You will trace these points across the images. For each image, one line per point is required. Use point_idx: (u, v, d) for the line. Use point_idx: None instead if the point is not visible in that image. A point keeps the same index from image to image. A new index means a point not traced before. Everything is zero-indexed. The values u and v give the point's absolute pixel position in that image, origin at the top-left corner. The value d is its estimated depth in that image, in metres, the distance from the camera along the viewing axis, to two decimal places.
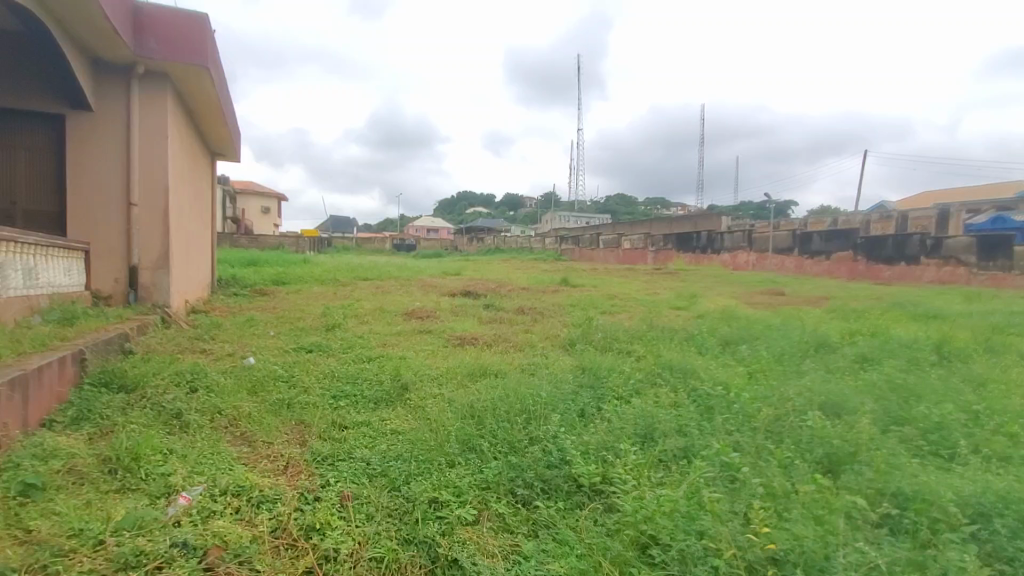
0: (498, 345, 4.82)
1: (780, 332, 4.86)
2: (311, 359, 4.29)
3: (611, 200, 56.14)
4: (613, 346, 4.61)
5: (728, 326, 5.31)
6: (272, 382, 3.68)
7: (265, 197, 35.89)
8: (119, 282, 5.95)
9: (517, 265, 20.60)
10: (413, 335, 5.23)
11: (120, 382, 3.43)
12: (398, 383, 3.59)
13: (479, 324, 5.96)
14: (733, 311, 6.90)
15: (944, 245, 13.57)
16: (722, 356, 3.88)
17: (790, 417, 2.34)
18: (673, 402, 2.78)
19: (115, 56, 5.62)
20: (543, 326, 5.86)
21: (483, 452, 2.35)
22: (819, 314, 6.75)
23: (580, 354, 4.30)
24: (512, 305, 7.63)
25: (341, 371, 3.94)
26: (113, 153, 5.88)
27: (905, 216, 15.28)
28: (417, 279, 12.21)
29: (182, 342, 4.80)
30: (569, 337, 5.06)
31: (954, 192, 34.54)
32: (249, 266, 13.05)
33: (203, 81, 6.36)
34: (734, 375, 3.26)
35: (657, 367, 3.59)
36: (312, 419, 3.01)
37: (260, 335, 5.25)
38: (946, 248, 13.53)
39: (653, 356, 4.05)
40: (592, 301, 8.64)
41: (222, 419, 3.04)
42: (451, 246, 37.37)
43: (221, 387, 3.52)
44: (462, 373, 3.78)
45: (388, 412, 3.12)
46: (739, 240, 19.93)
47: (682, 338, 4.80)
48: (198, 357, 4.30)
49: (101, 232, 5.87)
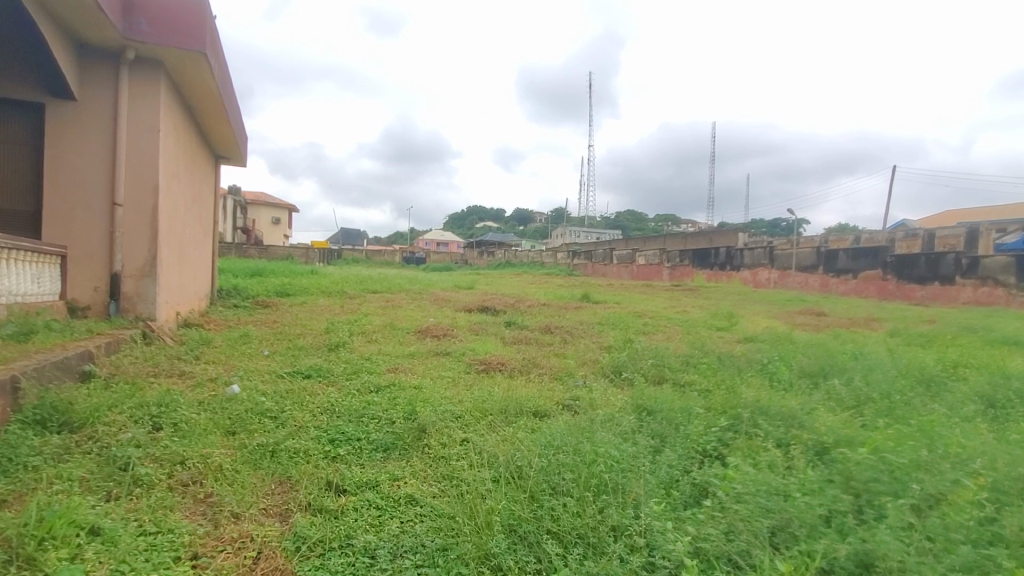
0: (530, 372, 4.07)
1: (868, 363, 4.04)
2: (308, 387, 3.55)
3: (623, 215, 55.77)
4: (670, 379, 3.82)
5: (799, 354, 4.50)
6: (255, 419, 2.95)
7: (276, 208, 35.64)
8: (100, 291, 5.29)
9: (529, 280, 19.80)
10: (428, 360, 4.47)
11: (62, 419, 2.76)
12: (414, 424, 2.85)
13: (504, 346, 5.19)
14: (790, 335, 6.07)
15: (981, 265, 12.77)
16: (819, 398, 3.08)
17: (1013, 517, 1.59)
18: (801, 470, 2.01)
19: (101, 38, 5.02)
20: (577, 349, 5.10)
21: (544, 551, 1.59)
22: (888, 340, 5.88)
23: (634, 387, 3.53)
24: (537, 324, 6.86)
25: (342, 405, 3.19)
26: (97, 147, 5.28)
27: (933, 235, 13.81)
28: (429, 292, 11.57)
29: (158, 362, 4.11)
30: (613, 363, 4.31)
31: (979, 211, 33.50)
32: (251, 276, 12.40)
33: (201, 71, 5.71)
34: (862, 430, 2.46)
35: (744, 411, 2.80)
36: (301, 476, 2.28)
37: (252, 354, 4.53)
38: (983, 268, 12.71)
39: (728, 393, 3.27)
40: (621, 320, 7.84)
41: (183, 475, 2.31)
42: (459, 260, 36.74)
43: (190, 426, 2.81)
44: (494, 413, 3.02)
45: (401, 468, 2.38)
46: (760, 257, 19.21)
47: (751, 370, 4.01)
48: (172, 384, 3.60)
49: (81, 234, 5.23)
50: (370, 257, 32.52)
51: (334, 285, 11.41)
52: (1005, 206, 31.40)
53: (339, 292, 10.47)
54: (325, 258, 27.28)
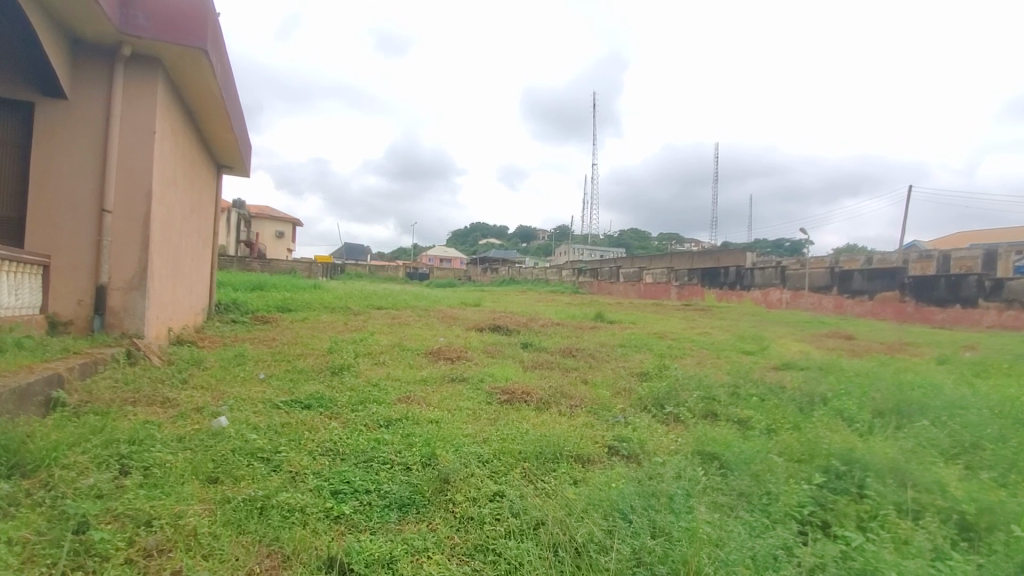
0: (559, 405, 3.57)
1: (950, 400, 3.52)
2: (307, 421, 3.05)
3: (626, 234, 55.59)
4: (724, 416, 3.33)
5: (864, 387, 3.98)
6: (244, 462, 2.46)
7: (281, 222, 35.33)
8: (83, 304, 4.83)
9: (536, 298, 19.28)
10: (442, 387, 3.97)
11: (11, 461, 2.28)
12: (434, 473, 2.34)
13: (524, 371, 4.69)
14: (835, 362, 5.53)
15: (1006, 287, 12.08)
16: (917, 446, 2.59)
17: None
18: (962, 562, 1.53)
19: (95, 32, 4.64)
20: (606, 376, 4.59)
21: None
22: (946, 371, 5.31)
23: (689, 429, 3.03)
24: (556, 346, 6.35)
25: (346, 444, 2.69)
26: (86, 149, 4.87)
27: None
28: (436, 309, 11.10)
29: (140, 387, 3.63)
30: (654, 394, 3.80)
31: (992, 235, 32.87)
32: (252, 290, 11.97)
33: (202, 71, 5.33)
34: (1004, 498, 1.97)
35: (837, 461, 2.32)
36: (295, 547, 1.78)
37: (246, 379, 4.04)
38: (1008, 290, 12.03)
39: (805, 435, 2.78)
40: (644, 342, 7.31)
41: (149, 541, 1.82)
42: (463, 276, 36.38)
43: (164, 472, 2.33)
44: (528, 458, 2.53)
45: (422, 535, 1.88)
46: (771, 277, 18.52)
47: (813, 405, 3.50)
48: (152, 414, 3.11)
49: (65, 242, 4.80)
50: (373, 272, 32.17)
51: (338, 301, 10.95)
52: (1016, 229, 30.66)
53: (343, 308, 10.00)
54: (328, 273, 26.83)
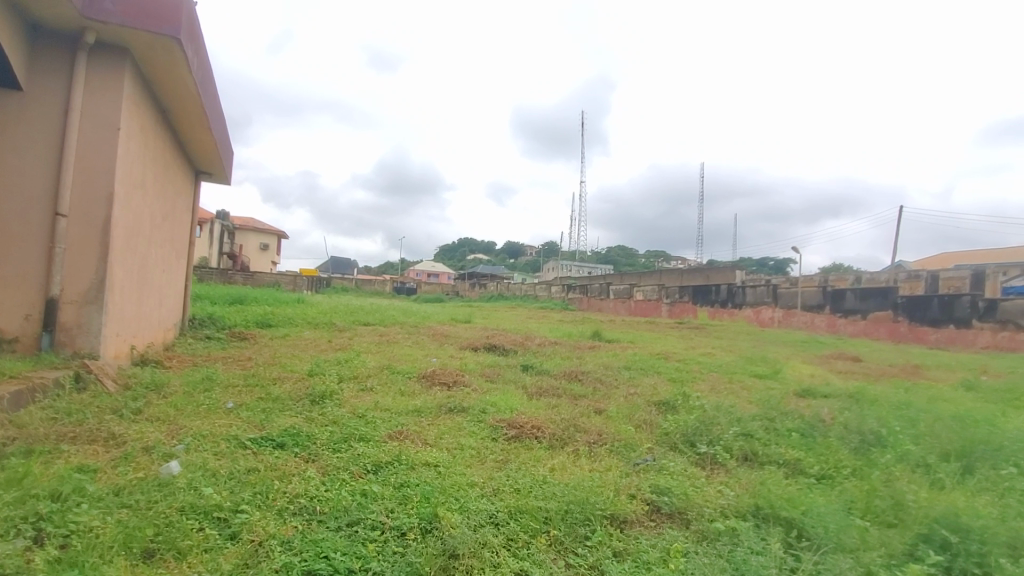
0: (577, 443, 3.08)
1: (1018, 440, 3.08)
2: (280, 466, 2.52)
3: (614, 250, 55.54)
4: (769, 459, 2.87)
5: (913, 422, 3.54)
6: (195, 529, 1.92)
7: (265, 233, 34.46)
8: (31, 319, 4.26)
9: (527, 314, 18.79)
10: (437, 420, 3.44)
11: None
12: (438, 544, 1.83)
13: (530, 400, 4.17)
14: (863, 390, 5.08)
15: (999, 307, 11.92)
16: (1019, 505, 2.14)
17: None
18: None
19: (54, 16, 4.13)
20: (620, 406, 4.10)
21: None
22: (979, 400, 4.88)
23: (736, 478, 2.56)
24: (560, 369, 5.84)
25: (326, 500, 2.17)
26: (42, 146, 4.34)
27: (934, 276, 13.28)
28: (425, 326, 10.53)
29: (83, 419, 3.07)
30: (682, 429, 3.31)
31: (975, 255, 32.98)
32: (231, 304, 11.28)
33: (176, 63, 4.82)
34: None
35: (942, 529, 1.87)
36: None
37: (211, 409, 3.48)
38: (1002, 311, 11.85)
39: (880, 487, 2.32)
40: (650, 365, 6.83)
41: None
42: (450, 292, 35.78)
43: (89, 544, 1.78)
44: (555, 519, 2.03)
45: None
46: (762, 295, 18.33)
47: (868, 447, 3.05)
48: (91, 457, 2.55)
49: (12, 249, 4.24)
50: (360, 286, 31.51)
51: (322, 316, 10.33)
52: (999, 250, 30.84)
53: (326, 324, 9.40)
54: (313, 286, 26.06)
